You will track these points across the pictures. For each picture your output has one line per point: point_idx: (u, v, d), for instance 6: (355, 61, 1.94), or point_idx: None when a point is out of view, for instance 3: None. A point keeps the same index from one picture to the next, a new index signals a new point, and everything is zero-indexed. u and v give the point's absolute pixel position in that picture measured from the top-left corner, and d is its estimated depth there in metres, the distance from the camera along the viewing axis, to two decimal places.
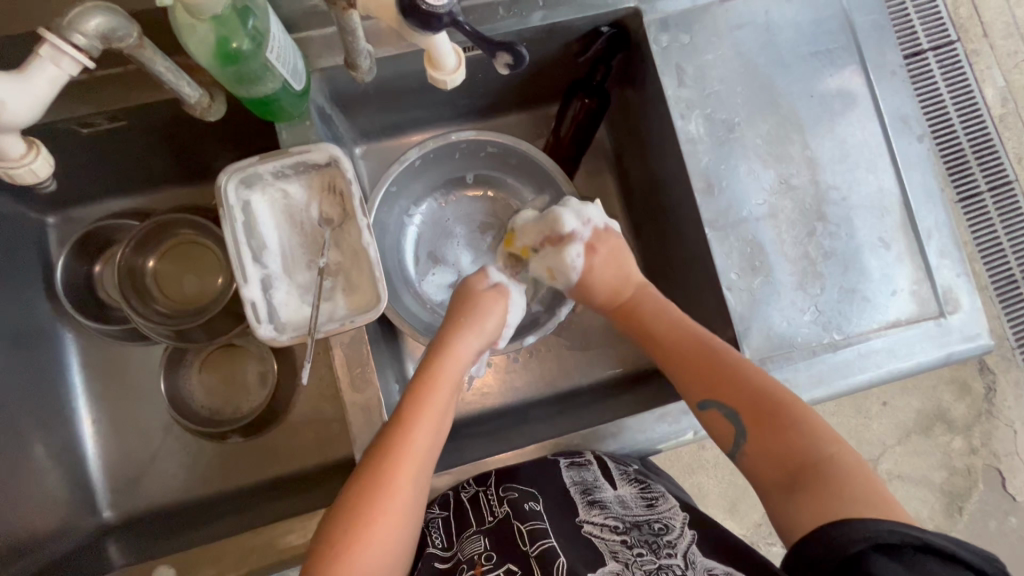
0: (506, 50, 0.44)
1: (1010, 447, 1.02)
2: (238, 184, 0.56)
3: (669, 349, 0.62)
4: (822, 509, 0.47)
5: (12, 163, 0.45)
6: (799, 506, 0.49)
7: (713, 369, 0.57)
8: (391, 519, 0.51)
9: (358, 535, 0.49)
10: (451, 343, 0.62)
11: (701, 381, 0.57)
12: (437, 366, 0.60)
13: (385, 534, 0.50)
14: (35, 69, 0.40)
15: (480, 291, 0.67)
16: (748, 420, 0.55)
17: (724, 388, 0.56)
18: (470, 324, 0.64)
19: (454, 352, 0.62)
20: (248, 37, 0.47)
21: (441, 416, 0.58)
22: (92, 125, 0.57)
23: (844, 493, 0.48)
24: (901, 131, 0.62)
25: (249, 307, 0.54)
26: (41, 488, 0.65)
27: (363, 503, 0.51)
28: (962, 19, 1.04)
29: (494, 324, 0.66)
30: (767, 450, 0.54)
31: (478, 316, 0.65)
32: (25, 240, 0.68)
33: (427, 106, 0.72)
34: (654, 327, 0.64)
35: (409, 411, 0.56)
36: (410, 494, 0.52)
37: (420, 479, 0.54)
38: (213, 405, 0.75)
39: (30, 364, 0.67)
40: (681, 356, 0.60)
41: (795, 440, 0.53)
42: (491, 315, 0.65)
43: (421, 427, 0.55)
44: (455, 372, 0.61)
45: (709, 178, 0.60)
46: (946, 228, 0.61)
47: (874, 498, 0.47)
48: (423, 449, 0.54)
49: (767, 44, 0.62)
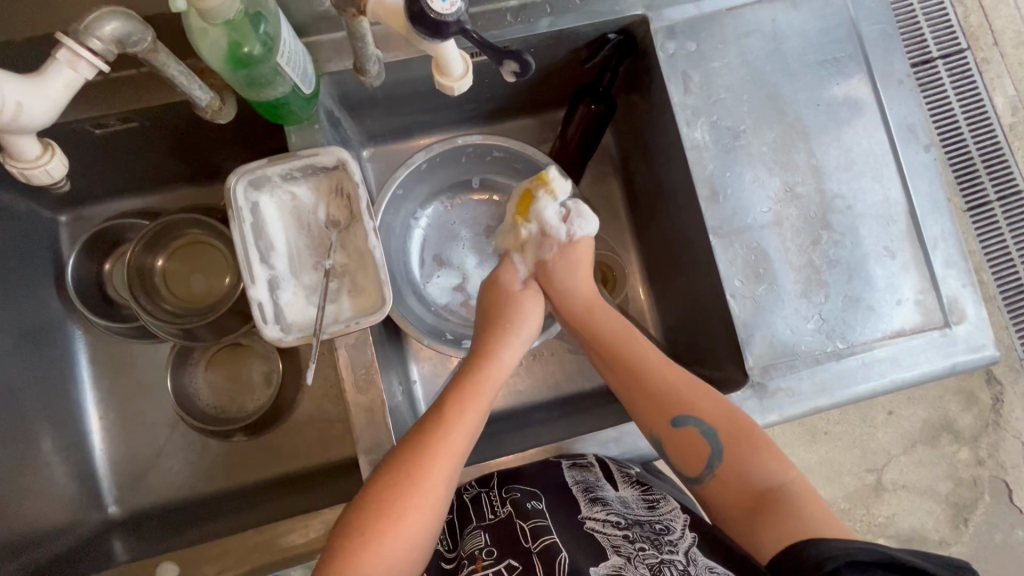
0: (513, 58, 0.44)
1: (1017, 459, 1.01)
2: (247, 185, 0.57)
3: (632, 368, 0.61)
4: (784, 531, 0.50)
5: (27, 164, 0.45)
6: (765, 531, 0.51)
7: (685, 390, 0.58)
8: (419, 517, 0.51)
9: (387, 527, 0.50)
10: (494, 349, 0.63)
11: (668, 402, 0.58)
12: (481, 369, 0.61)
13: (412, 530, 0.51)
14: (52, 72, 0.41)
15: (518, 293, 0.68)
16: (723, 438, 0.55)
17: (695, 399, 0.57)
18: (512, 330, 0.65)
19: (496, 357, 0.63)
20: (259, 42, 0.48)
21: (480, 420, 0.58)
22: (105, 125, 0.58)
23: (803, 514, 0.51)
24: (908, 140, 0.62)
25: (257, 308, 0.54)
26: (47, 483, 0.65)
27: (393, 498, 0.51)
28: (973, 28, 1.04)
29: (532, 329, 0.66)
30: (736, 470, 0.55)
31: (518, 322, 0.65)
32: (35, 237, 0.69)
33: (433, 110, 0.73)
34: (621, 343, 0.64)
35: (448, 413, 0.57)
36: (440, 494, 0.53)
37: (451, 479, 0.54)
38: (219, 404, 0.75)
39: (37, 360, 0.68)
40: (646, 377, 0.60)
41: (764, 460, 0.55)
42: (530, 320, 0.66)
43: (459, 429, 0.56)
44: (496, 379, 0.62)
45: (714, 186, 0.60)
46: (952, 237, 0.61)
47: (829, 519, 0.51)
48: (458, 452, 0.55)
49: (774, 53, 0.62)
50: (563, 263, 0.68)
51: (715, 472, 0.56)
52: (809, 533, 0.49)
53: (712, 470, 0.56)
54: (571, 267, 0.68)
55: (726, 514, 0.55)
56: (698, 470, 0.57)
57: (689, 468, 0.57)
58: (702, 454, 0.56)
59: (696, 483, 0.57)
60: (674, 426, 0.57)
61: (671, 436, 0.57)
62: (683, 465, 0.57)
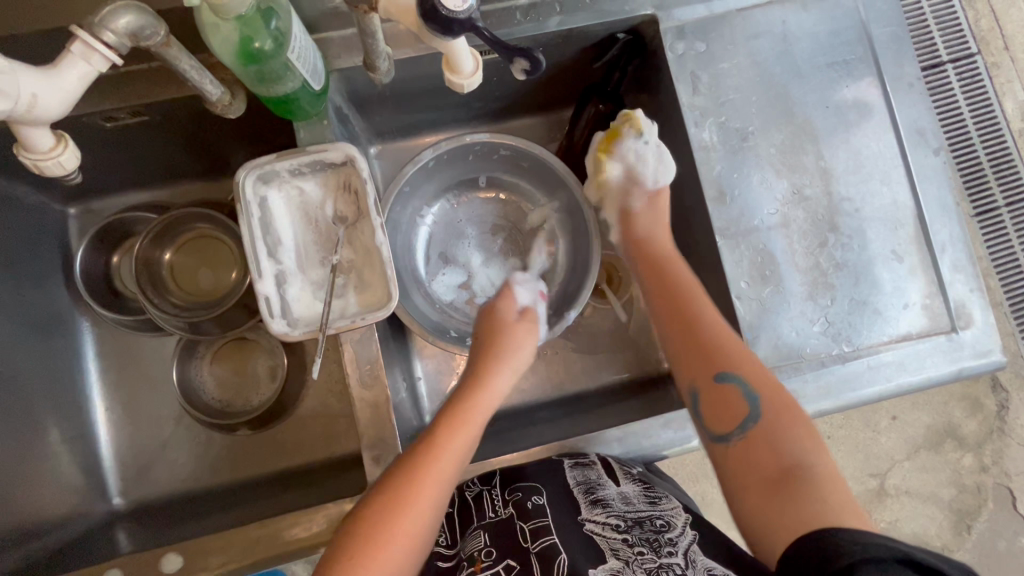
0: (523, 56, 0.44)
1: (1021, 467, 1.01)
2: (255, 180, 0.57)
3: (692, 325, 0.60)
4: (801, 515, 0.48)
5: (40, 155, 0.45)
6: (785, 514, 0.48)
7: (744, 355, 0.56)
8: (403, 546, 0.51)
9: (370, 557, 0.49)
10: (487, 375, 0.63)
11: (722, 358, 0.56)
12: (473, 396, 0.61)
13: (394, 561, 0.50)
14: (66, 65, 0.41)
15: (512, 322, 0.67)
16: (768, 407, 0.54)
17: (751, 369, 0.55)
18: (505, 357, 0.64)
19: (489, 384, 0.62)
20: (270, 37, 0.48)
21: (468, 449, 0.58)
22: (115, 119, 0.59)
23: (822, 501, 0.48)
24: (918, 143, 0.62)
25: (263, 302, 0.55)
26: (52, 473, 0.66)
27: (380, 526, 0.50)
28: (984, 32, 1.03)
29: (527, 355, 0.66)
30: (768, 445, 0.53)
31: (514, 348, 0.65)
32: (44, 230, 0.69)
33: (441, 108, 0.73)
34: (686, 298, 0.62)
35: (438, 441, 0.56)
36: (426, 523, 0.53)
37: (436, 508, 0.53)
38: (224, 397, 0.76)
39: (45, 351, 0.69)
40: (700, 333, 0.59)
41: (801, 441, 0.53)
42: (525, 345, 0.66)
43: (447, 458, 0.55)
44: (488, 406, 0.61)
45: (721, 187, 0.60)
46: (960, 242, 0.61)
47: (850, 509, 0.48)
48: (448, 479, 0.55)
49: (783, 53, 0.62)
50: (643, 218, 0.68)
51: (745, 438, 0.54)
52: (824, 519, 0.46)
53: (742, 436, 0.54)
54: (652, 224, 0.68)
55: (744, 484, 0.53)
56: (727, 429, 0.55)
57: (719, 425, 0.56)
58: (736, 417, 0.55)
59: (719, 442, 0.55)
60: (720, 382, 0.56)
61: (715, 390, 0.56)
62: (713, 423, 0.56)
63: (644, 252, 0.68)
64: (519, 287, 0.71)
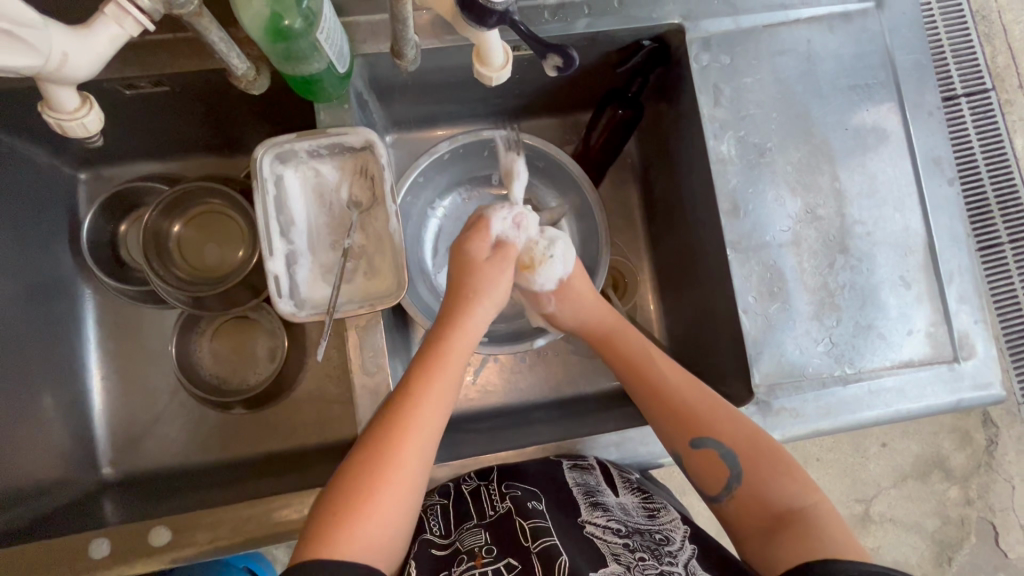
0: (557, 53, 0.44)
1: (1006, 503, 1.01)
2: (273, 158, 0.57)
3: (655, 388, 0.61)
4: (798, 550, 0.49)
5: (66, 115, 0.45)
6: (782, 551, 0.50)
7: (709, 408, 0.58)
8: (394, 492, 0.50)
9: (360, 508, 0.49)
10: (459, 317, 0.60)
11: (689, 421, 0.58)
12: (449, 339, 0.59)
13: (387, 508, 0.50)
14: (99, 26, 0.41)
15: (482, 261, 0.63)
16: (742, 460, 0.56)
17: (715, 422, 0.57)
18: (477, 297, 0.62)
19: (463, 328, 0.60)
20: (300, 16, 0.48)
21: (449, 391, 0.56)
22: (135, 87, 0.59)
23: (819, 536, 0.50)
24: (933, 172, 0.62)
25: (272, 280, 0.55)
26: (43, 437, 0.65)
27: (364, 476, 0.50)
28: (1000, 68, 1.04)
29: (501, 291, 0.63)
30: (755, 490, 0.55)
31: (485, 287, 0.62)
32: (52, 192, 0.69)
33: (461, 102, 0.73)
34: (642, 365, 0.63)
35: (416, 385, 0.54)
36: (414, 472, 0.51)
37: (426, 450, 0.53)
38: (221, 374, 0.75)
39: (44, 314, 0.68)
40: (667, 397, 0.60)
41: (785, 482, 0.54)
42: (498, 283, 0.63)
43: (427, 402, 0.54)
44: (465, 346, 0.59)
45: (736, 201, 0.60)
46: (968, 273, 0.61)
47: (849, 543, 0.50)
48: (433, 424, 0.54)
49: (807, 73, 0.62)
50: (566, 308, 0.68)
51: (732, 493, 0.56)
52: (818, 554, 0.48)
53: (730, 491, 0.56)
54: (578, 304, 0.67)
55: (744, 532, 0.55)
56: (717, 488, 0.57)
57: (706, 488, 0.58)
58: (721, 475, 0.56)
59: (712, 499, 0.58)
60: (692, 448, 0.57)
61: (691, 458, 0.57)
62: (702, 483, 0.58)
63: (590, 309, 0.68)
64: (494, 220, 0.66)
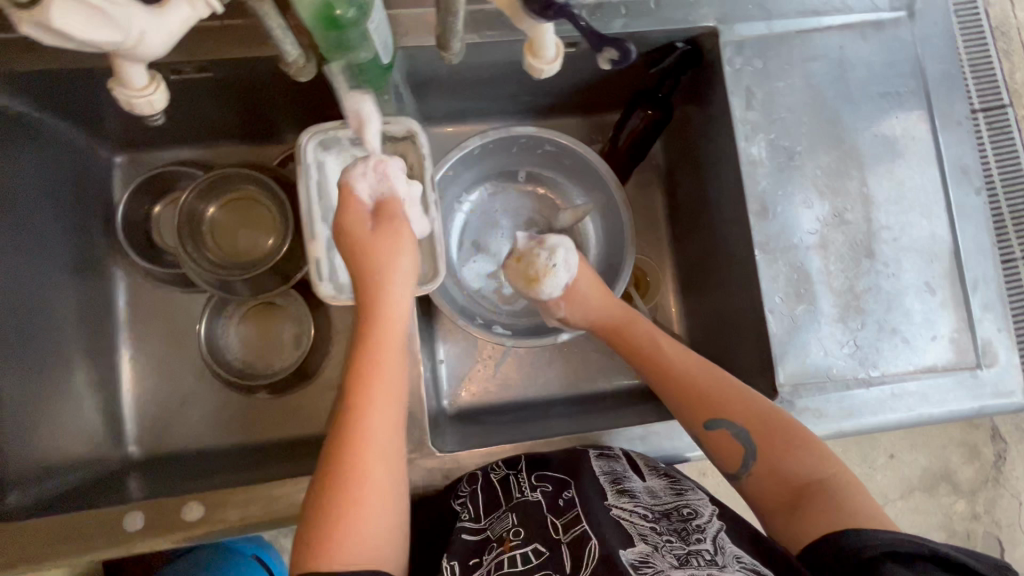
0: (614, 46, 0.44)
1: (1012, 518, 1.01)
2: (317, 145, 0.59)
3: (666, 373, 0.64)
4: (820, 518, 0.50)
5: (134, 91, 0.46)
6: (802, 519, 0.51)
7: (720, 390, 0.59)
8: (368, 507, 0.47)
9: (334, 533, 0.46)
10: (369, 306, 0.51)
11: (701, 403, 0.59)
12: (371, 335, 0.51)
13: (370, 523, 0.47)
14: (173, 6, 0.42)
15: (367, 236, 0.52)
16: (755, 438, 0.56)
17: (728, 403, 0.58)
18: (381, 279, 0.51)
19: (382, 316, 0.51)
20: (353, 5, 0.46)
21: (391, 388, 0.51)
22: (180, 72, 0.60)
23: (840, 504, 0.50)
24: (960, 181, 0.63)
25: (313, 263, 0.57)
26: (74, 413, 0.66)
27: (331, 501, 0.47)
28: (1018, 86, 1.05)
29: (408, 265, 0.53)
30: (772, 465, 0.55)
31: (385, 267, 0.51)
32: (90, 174, 0.71)
33: (493, 98, 0.74)
34: (651, 353, 0.66)
35: (357, 397, 0.49)
36: (381, 481, 0.48)
37: (384, 455, 0.49)
38: (247, 358, 0.77)
39: (78, 292, 0.69)
40: (678, 377, 0.63)
41: (800, 453, 0.55)
42: (401, 258, 0.52)
43: (372, 410, 0.49)
44: (394, 334, 0.52)
45: (765, 202, 0.61)
46: (992, 282, 0.62)
47: (872, 510, 0.50)
48: (383, 429, 0.50)
49: (838, 79, 0.63)
50: (576, 309, 0.69)
51: (751, 471, 0.57)
52: (840, 519, 0.49)
53: (748, 468, 0.57)
54: (586, 297, 0.69)
55: (764, 504, 0.55)
56: (735, 467, 0.57)
57: (725, 469, 0.58)
58: (736, 454, 0.57)
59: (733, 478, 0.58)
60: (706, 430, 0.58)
61: (705, 440, 0.59)
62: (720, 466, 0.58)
63: (595, 302, 0.69)
64: (357, 173, 0.54)
